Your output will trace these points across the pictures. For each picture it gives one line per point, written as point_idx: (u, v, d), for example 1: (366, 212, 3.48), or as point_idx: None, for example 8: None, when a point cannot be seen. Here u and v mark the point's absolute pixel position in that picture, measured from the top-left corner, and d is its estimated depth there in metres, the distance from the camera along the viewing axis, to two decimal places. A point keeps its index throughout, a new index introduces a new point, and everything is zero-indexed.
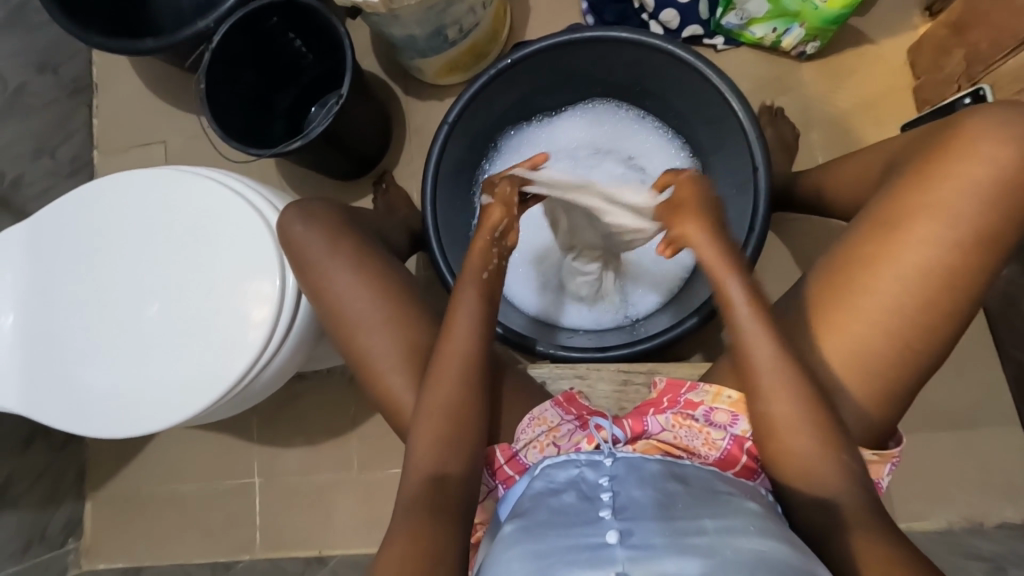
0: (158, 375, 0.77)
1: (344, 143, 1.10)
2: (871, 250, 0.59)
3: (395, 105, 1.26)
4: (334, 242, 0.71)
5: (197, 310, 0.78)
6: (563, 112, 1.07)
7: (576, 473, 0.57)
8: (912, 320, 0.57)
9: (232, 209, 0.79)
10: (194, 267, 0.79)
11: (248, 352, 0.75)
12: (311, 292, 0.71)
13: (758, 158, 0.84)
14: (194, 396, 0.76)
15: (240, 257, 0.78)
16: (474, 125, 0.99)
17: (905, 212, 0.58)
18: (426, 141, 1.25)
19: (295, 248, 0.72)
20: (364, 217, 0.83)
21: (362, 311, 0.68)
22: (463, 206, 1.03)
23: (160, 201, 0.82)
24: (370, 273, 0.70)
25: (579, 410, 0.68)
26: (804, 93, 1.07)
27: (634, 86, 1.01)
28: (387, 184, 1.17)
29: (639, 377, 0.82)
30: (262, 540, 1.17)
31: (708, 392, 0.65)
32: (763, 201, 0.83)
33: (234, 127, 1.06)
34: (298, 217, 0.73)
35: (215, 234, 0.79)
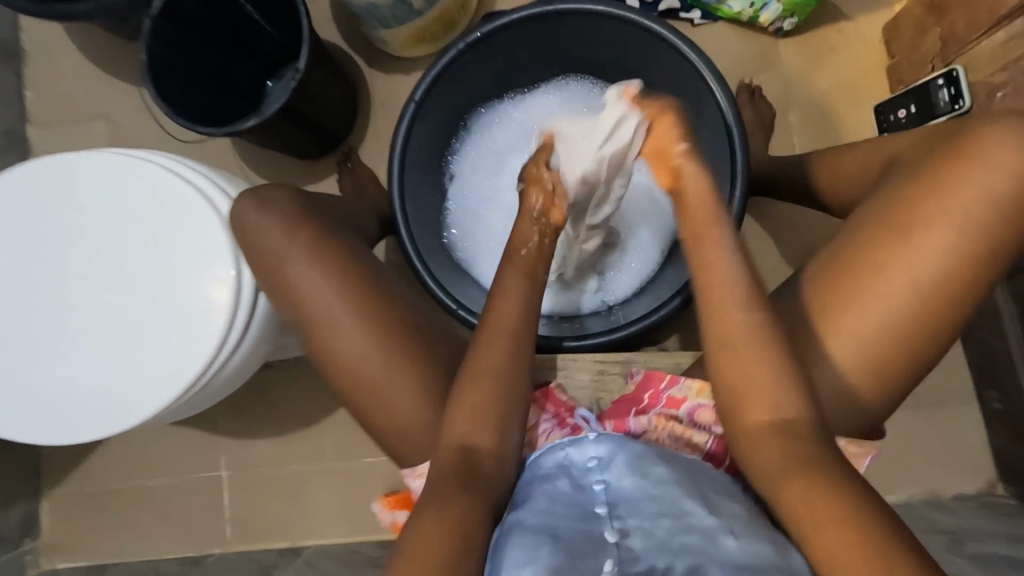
0: (111, 373, 0.72)
1: (307, 119, 1.04)
2: (872, 251, 0.58)
3: (359, 78, 1.18)
4: (292, 232, 0.66)
5: (150, 303, 0.73)
6: (537, 88, 1.01)
7: (565, 458, 0.61)
8: (908, 324, 0.57)
9: (182, 195, 0.73)
10: (144, 257, 0.73)
11: (208, 347, 0.71)
12: (274, 286, 0.66)
13: (737, 140, 0.84)
14: (149, 394, 0.71)
15: (194, 246, 0.73)
16: (446, 101, 0.94)
17: (913, 216, 0.56)
18: (394, 117, 1.18)
19: (250, 241, 0.67)
20: (329, 205, 0.78)
21: (331, 305, 0.65)
22: (435, 191, 1.00)
23: (101, 186, 0.75)
24: (335, 261, 0.66)
25: (557, 407, 0.69)
26: (779, 69, 1.05)
27: (610, 62, 0.96)
28: (353, 163, 1.13)
29: (616, 368, 0.78)
30: (234, 531, 1.14)
31: (691, 388, 0.65)
32: (741, 184, 0.82)
33: (182, 101, 0.97)
34: (256, 206, 0.67)
35: (164, 221, 0.74)
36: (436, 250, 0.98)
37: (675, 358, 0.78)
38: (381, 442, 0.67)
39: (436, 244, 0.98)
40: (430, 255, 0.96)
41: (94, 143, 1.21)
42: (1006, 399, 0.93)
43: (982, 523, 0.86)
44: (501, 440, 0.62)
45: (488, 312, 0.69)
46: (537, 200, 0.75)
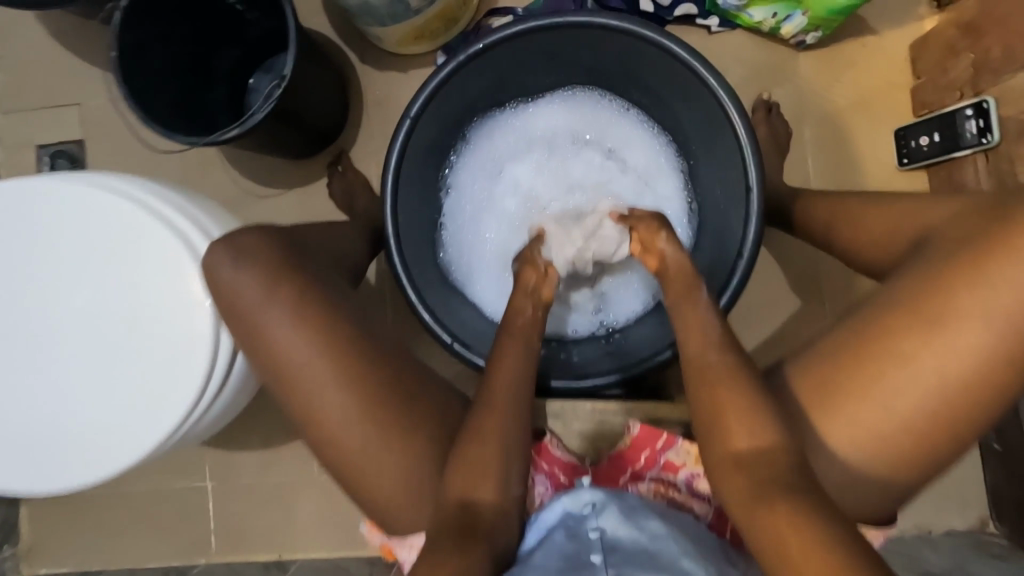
0: (78, 422, 0.67)
1: (298, 120, 0.97)
2: (897, 338, 0.54)
3: (350, 74, 1.11)
4: (273, 279, 0.61)
5: (118, 348, 0.67)
6: (542, 97, 0.95)
7: (563, 511, 0.61)
8: (929, 418, 0.54)
9: (152, 229, 0.67)
10: (112, 296, 0.68)
11: (185, 397, 0.66)
12: (251, 342, 0.61)
13: (753, 176, 0.78)
14: (115, 451, 0.66)
15: (168, 286, 0.67)
16: (444, 114, 0.88)
17: (947, 306, 0.53)
18: (387, 117, 1.11)
19: (223, 295, 0.62)
20: (311, 237, 0.72)
21: (314, 365, 0.59)
22: (430, 205, 0.93)
23: (66, 218, 0.69)
24: (319, 311, 0.61)
25: (552, 466, 0.69)
26: (798, 84, 0.99)
27: (620, 76, 0.90)
28: (344, 165, 1.07)
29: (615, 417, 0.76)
30: (219, 542, 1.13)
31: (688, 454, 0.66)
32: (755, 222, 0.77)
33: (160, 106, 0.89)
34: (230, 254, 0.62)
35: (134, 257, 0.68)
36: (429, 272, 0.91)
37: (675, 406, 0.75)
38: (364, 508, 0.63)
39: (431, 265, 0.92)
40: (423, 277, 0.90)
41: (65, 134, 1.13)
42: (1004, 440, 0.92)
43: (973, 566, 0.86)
44: (495, 506, 0.60)
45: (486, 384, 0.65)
46: (530, 277, 0.76)
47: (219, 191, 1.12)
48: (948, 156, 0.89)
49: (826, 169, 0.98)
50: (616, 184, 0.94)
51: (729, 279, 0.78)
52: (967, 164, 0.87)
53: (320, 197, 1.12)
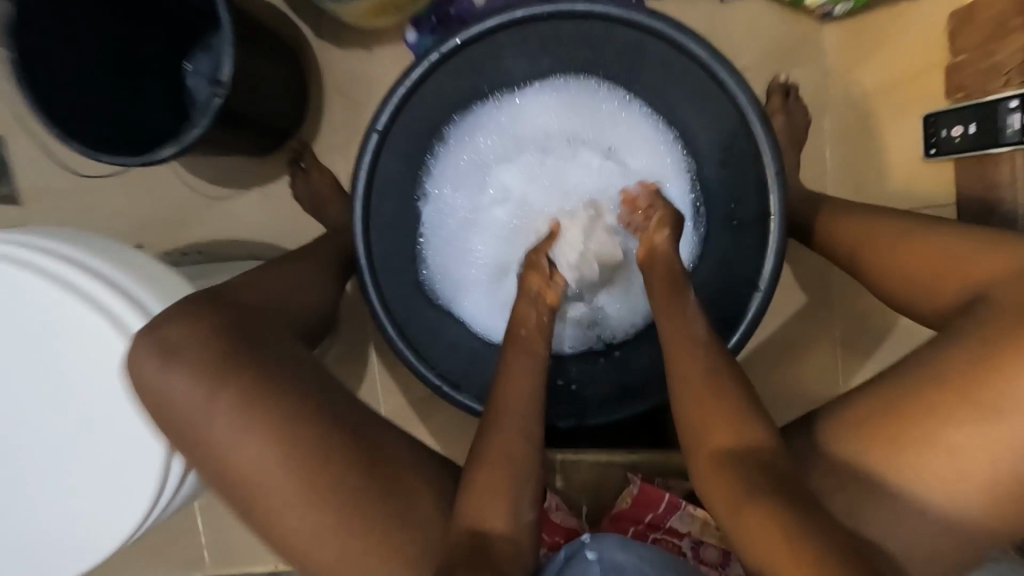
0: (22, 527, 0.58)
1: (249, 119, 0.82)
2: (944, 422, 0.50)
3: (307, 54, 0.96)
4: (214, 383, 0.50)
5: (52, 450, 0.57)
6: (529, 87, 0.80)
7: (567, 561, 0.57)
8: (984, 507, 0.51)
9: (73, 310, 0.54)
10: (35, 391, 0.56)
11: (138, 505, 0.56)
12: (197, 456, 0.51)
13: (775, 194, 0.72)
14: (53, 563, 0.59)
15: (102, 378, 0.55)
16: (425, 117, 0.79)
17: (1000, 389, 0.49)
18: (353, 104, 0.97)
19: (158, 391, 0.51)
20: (267, 288, 0.60)
21: (276, 479, 0.50)
22: (405, 219, 0.82)
23: None
24: (273, 414, 0.50)
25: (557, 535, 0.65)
26: (820, 64, 0.89)
27: (620, 66, 0.78)
28: (307, 162, 0.94)
29: (618, 470, 0.70)
30: (213, 557, 1.10)
31: (694, 519, 0.63)
32: (774, 256, 0.73)
33: (80, 110, 0.75)
34: (158, 355, 0.51)
35: (55, 345, 0.55)
36: (411, 298, 0.82)
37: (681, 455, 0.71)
38: None
39: (416, 293, 0.82)
40: (403, 308, 0.82)
41: None
42: None
43: None
44: None
45: (474, 462, 0.56)
46: (534, 282, 0.70)
47: (170, 197, 1.00)
48: (983, 150, 0.79)
49: (842, 162, 0.90)
50: (617, 189, 0.80)
51: (750, 306, 0.74)
52: (1003, 160, 0.78)
53: (283, 198, 1.00)
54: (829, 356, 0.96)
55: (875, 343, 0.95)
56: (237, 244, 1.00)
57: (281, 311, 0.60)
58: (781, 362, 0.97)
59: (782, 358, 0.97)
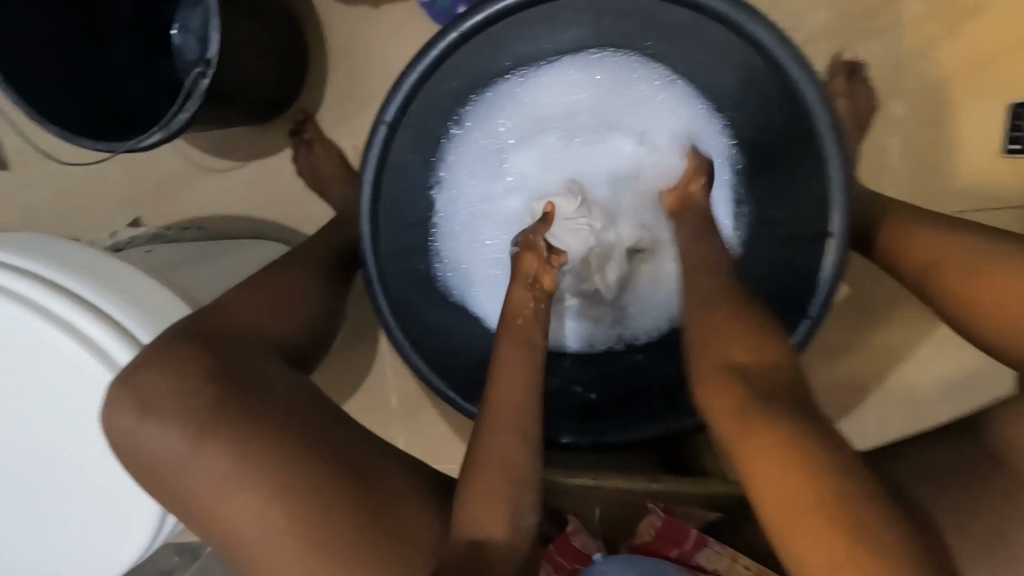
0: (23, 548, 0.57)
1: (239, 94, 0.74)
2: None
3: (307, 10, 0.85)
4: (198, 442, 0.47)
5: (39, 483, 0.54)
6: (558, 61, 0.70)
7: None
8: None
9: (52, 337, 0.50)
10: (20, 419, 0.52)
11: (137, 535, 0.54)
12: (184, 506, 0.48)
13: (835, 203, 0.63)
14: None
15: (88, 409, 0.52)
16: (438, 99, 0.70)
17: None
18: (357, 69, 0.87)
19: (139, 441, 0.47)
20: (250, 311, 0.55)
21: (266, 532, 0.47)
22: (415, 210, 0.74)
23: None
24: (263, 462, 0.47)
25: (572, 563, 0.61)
26: (897, 37, 0.77)
27: (666, 41, 0.67)
28: (310, 134, 0.86)
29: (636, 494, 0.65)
30: None
31: (721, 556, 0.59)
32: (828, 278, 0.64)
33: (55, 82, 0.68)
34: (135, 412, 0.47)
35: (36, 372, 0.51)
36: (422, 297, 0.76)
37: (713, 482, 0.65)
38: None
39: (427, 291, 0.76)
40: (410, 311, 0.75)
41: None
42: None
43: None
44: None
45: (464, 487, 0.53)
46: (530, 265, 0.60)
47: (166, 166, 0.93)
48: None
49: (904, 155, 0.80)
50: (653, 180, 0.72)
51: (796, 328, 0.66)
52: None
53: (284, 172, 0.92)
54: (861, 359, 0.91)
55: (913, 349, 0.90)
56: (237, 219, 0.94)
57: (274, 334, 0.55)
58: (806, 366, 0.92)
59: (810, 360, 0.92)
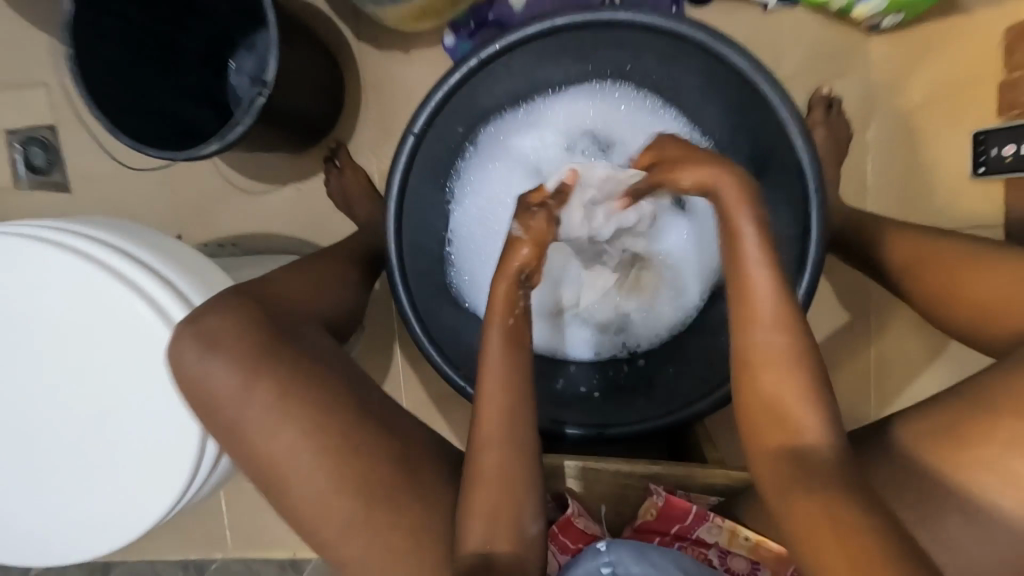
0: (73, 502, 0.61)
1: (285, 118, 0.85)
2: (1010, 452, 0.50)
3: (346, 53, 0.98)
4: (252, 382, 0.51)
5: (96, 432, 0.59)
6: (564, 93, 0.81)
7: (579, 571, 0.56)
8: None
9: (117, 298, 0.56)
10: (82, 372, 0.58)
11: (170, 489, 0.59)
12: (229, 444, 0.53)
13: (814, 211, 0.69)
14: (92, 537, 0.61)
15: (144, 361, 0.57)
16: (459, 122, 0.79)
17: None
18: (389, 105, 0.99)
19: (190, 386, 0.52)
20: (284, 280, 0.61)
21: (301, 471, 0.51)
22: (434, 220, 0.82)
23: (25, 284, 0.57)
24: (308, 404, 0.51)
25: (577, 542, 0.63)
26: (866, 76, 0.87)
27: (657, 71, 0.77)
28: (341, 160, 0.96)
29: (637, 482, 0.66)
30: (236, 538, 1.14)
31: (722, 532, 0.61)
32: (810, 272, 0.70)
33: (122, 104, 0.77)
34: (199, 347, 0.51)
35: (97, 329, 0.57)
36: (439, 301, 0.82)
37: (713, 471, 0.66)
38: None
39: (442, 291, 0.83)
40: (429, 310, 0.81)
41: (39, 121, 1.03)
42: None
43: None
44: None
45: (475, 444, 0.55)
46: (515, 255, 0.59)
47: (209, 186, 1.03)
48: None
49: (882, 179, 0.88)
50: None
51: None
52: None
53: (317, 194, 1.02)
54: (856, 372, 0.95)
55: (907, 363, 0.94)
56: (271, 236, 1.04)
57: (309, 305, 0.61)
58: None
59: None
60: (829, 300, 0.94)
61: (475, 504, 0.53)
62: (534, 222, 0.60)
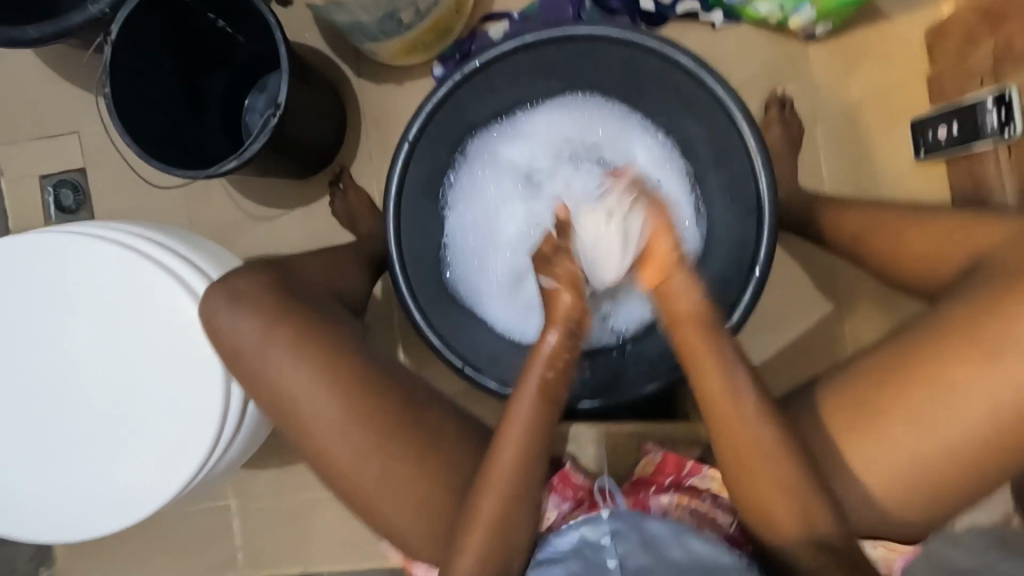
0: (118, 468, 0.68)
1: (295, 144, 0.95)
2: (949, 366, 0.56)
3: (346, 88, 1.09)
4: (270, 326, 0.63)
5: (141, 397, 0.68)
6: (540, 106, 0.90)
7: (578, 536, 0.60)
8: (979, 438, 0.56)
9: (161, 281, 0.67)
10: (133, 347, 0.68)
11: (199, 449, 0.67)
12: (264, 396, 0.64)
13: (764, 186, 0.79)
14: (134, 501, 0.67)
15: (181, 331, 0.68)
16: (446, 133, 0.87)
17: (983, 326, 0.55)
18: (386, 132, 1.09)
19: (224, 339, 0.64)
20: (307, 268, 0.74)
21: (326, 413, 0.62)
22: (432, 225, 0.88)
23: (84, 275, 0.68)
24: (326, 353, 0.63)
25: (576, 490, 0.70)
26: (811, 78, 0.97)
27: (620, 80, 0.86)
28: (345, 182, 1.05)
29: (631, 439, 0.78)
30: (246, 557, 1.08)
31: (713, 479, 0.68)
32: (767, 240, 0.78)
33: (148, 134, 0.88)
34: (228, 304, 0.64)
35: (143, 308, 0.68)
36: (440, 297, 0.87)
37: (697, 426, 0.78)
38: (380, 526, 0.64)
39: (441, 288, 0.88)
40: (431, 303, 0.86)
41: (68, 163, 1.13)
42: None
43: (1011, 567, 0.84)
44: (509, 525, 0.61)
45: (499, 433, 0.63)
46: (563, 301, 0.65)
47: (222, 217, 1.11)
48: (969, 146, 0.86)
49: (838, 166, 0.96)
50: None
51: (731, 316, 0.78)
52: (987, 156, 0.85)
53: (322, 215, 1.10)
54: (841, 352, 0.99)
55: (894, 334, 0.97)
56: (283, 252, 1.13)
57: (330, 286, 0.74)
58: (792, 364, 0.99)
59: (794, 356, 0.99)
60: (808, 282, 0.99)
61: (498, 455, 0.62)
62: (558, 269, 0.66)
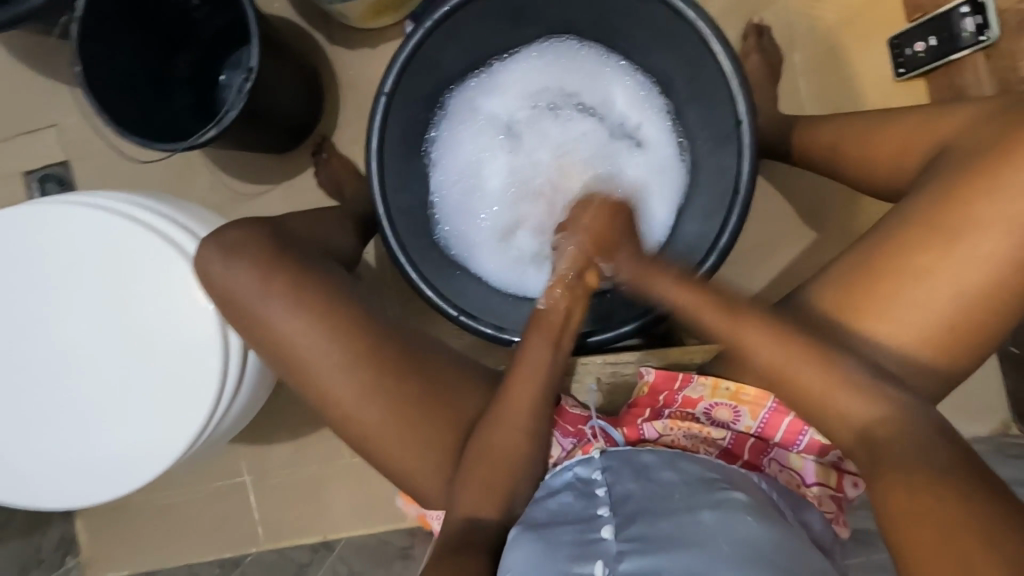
0: (129, 431, 0.70)
1: (271, 113, 0.93)
2: (934, 255, 0.57)
3: (320, 56, 1.08)
4: (263, 278, 0.64)
5: (142, 360, 0.70)
6: (516, 54, 0.90)
7: (572, 475, 0.61)
8: (962, 323, 0.57)
9: (155, 247, 0.69)
10: (131, 312, 0.70)
11: (204, 402, 0.69)
12: (267, 350, 0.65)
13: (742, 111, 0.73)
14: (147, 458, 0.70)
15: (174, 292, 0.69)
16: (417, 88, 0.83)
17: (963, 214, 0.56)
18: (364, 97, 1.09)
19: (218, 291, 0.66)
20: (299, 226, 0.75)
21: (329, 361, 0.63)
22: (415, 183, 0.87)
23: (77, 246, 0.70)
24: (320, 305, 0.64)
25: (576, 425, 0.69)
26: (785, 4, 0.96)
27: (592, 21, 0.85)
28: (327, 152, 1.04)
29: (629, 368, 0.84)
30: (266, 532, 1.10)
31: (704, 387, 0.64)
32: (749, 156, 0.73)
33: (123, 113, 0.87)
34: (220, 257, 0.65)
35: (138, 273, 0.70)
36: (428, 252, 0.85)
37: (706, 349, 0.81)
38: (389, 464, 0.65)
39: (428, 245, 0.86)
40: (422, 258, 0.84)
41: (48, 156, 1.12)
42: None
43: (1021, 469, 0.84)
44: (513, 454, 0.63)
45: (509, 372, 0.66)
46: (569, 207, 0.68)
47: (210, 196, 1.11)
48: (946, 58, 0.87)
49: (818, 92, 0.96)
50: (591, 135, 0.91)
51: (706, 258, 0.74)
52: (965, 65, 0.85)
53: (307, 186, 1.10)
54: None
55: None
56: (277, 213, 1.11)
57: (321, 243, 0.75)
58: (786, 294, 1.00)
59: (788, 287, 0.99)
60: (799, 212, 1.00)
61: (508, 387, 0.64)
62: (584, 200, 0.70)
